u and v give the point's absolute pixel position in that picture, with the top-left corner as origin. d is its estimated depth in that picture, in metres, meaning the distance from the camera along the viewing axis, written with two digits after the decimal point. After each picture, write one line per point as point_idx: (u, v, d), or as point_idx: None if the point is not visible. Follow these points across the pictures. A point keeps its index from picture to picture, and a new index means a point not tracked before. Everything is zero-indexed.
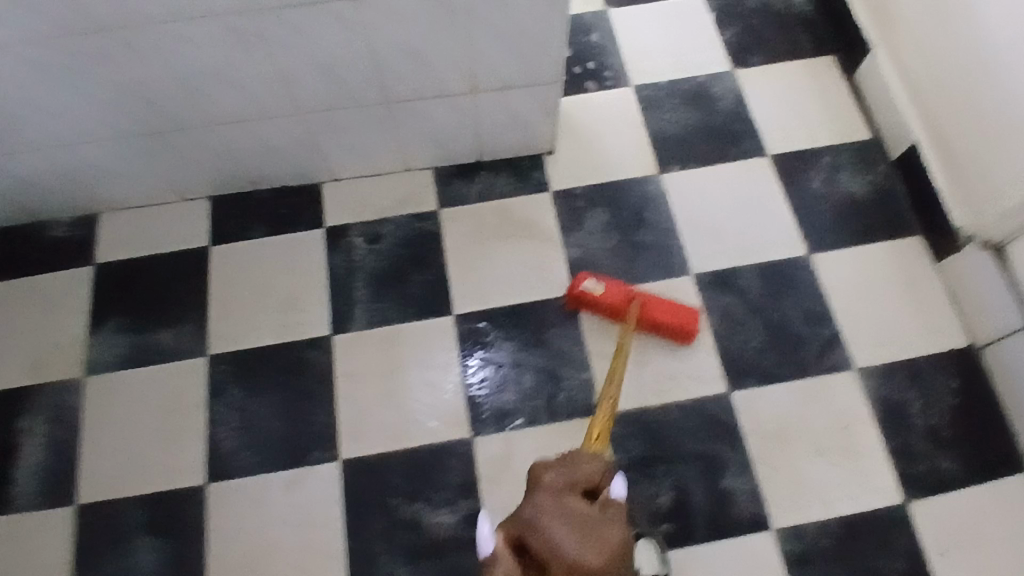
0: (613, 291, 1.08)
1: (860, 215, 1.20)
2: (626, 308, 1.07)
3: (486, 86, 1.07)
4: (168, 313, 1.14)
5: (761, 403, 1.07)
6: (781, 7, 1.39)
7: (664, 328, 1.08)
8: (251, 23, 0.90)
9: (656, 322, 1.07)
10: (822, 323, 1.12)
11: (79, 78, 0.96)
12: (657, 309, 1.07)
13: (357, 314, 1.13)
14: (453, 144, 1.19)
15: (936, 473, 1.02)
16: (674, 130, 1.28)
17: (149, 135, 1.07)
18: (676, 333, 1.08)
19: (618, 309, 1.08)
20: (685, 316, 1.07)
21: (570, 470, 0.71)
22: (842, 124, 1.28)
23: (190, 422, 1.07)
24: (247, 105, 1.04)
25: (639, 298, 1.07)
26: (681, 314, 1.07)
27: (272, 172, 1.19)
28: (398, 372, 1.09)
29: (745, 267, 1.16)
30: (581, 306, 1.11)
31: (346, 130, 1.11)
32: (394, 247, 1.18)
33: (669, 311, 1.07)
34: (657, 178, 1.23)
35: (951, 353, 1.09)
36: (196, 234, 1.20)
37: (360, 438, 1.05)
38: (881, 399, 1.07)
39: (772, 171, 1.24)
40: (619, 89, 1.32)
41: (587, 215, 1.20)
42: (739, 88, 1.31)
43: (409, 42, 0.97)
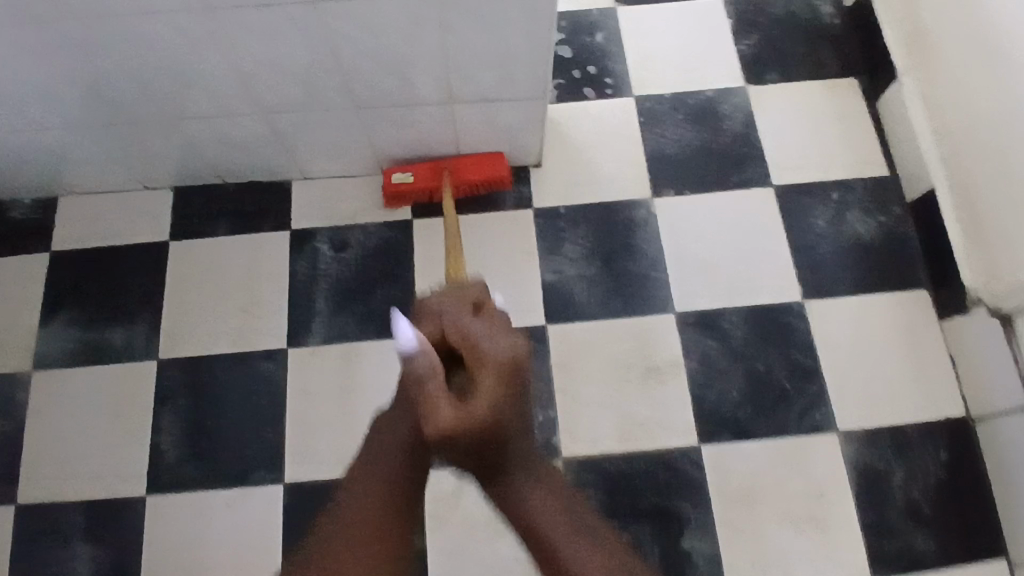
0: (423, 171, 1.10)
1: (865, 261, 1.11)
2: (441, 182, 1.09)
3: (463, 98, 0.99)
4: (121, 311, 1.09)
5: (733, 460, 1.00)
6: (807, 18, 1.28)
7: (476, 185, 1.11)
8: (199, 23, 0.83)
9: (469, 182, 1.10)
10: (809, 378, 1.04)
11: (17, 69, 0.89)
12: (464, 168, 1.10)
13: (316, 328, 1.07)
14: (431, 152, 1.11)
15: (910, 552, 0.96)
16: (674, 149, 1.18)
17: (101, 126, 1.00)
18: (491, 182, 1.12)
19: (432, 186, 1.10)
20: (491, 161, 1.10)
21: (455, 293, 0.78)
22: (858, 156, 1.17)
23: (135, 430, 1.03)
24: (204, 102, 0.97)
25: (446, 168, 1.09)
26: (488, 163, 1.10)
27: (239, 168, 1.12)
28: (353, 395, 1.04)
29: (733, 309, 1.08)
30: (399, 199, 1.12)
31: (313, 131, 1.04)
32: (362, 257, 1.11)
33: (477, 163, 1.10)
34: (649, 202, 1.15)
35: (944, 423, 1.01)
36: (157, 227, 1.13)
37: (306, 462, 1.01)
38: (861, 467, 0.99)
39: (775, 204, 1.15)
40: (619, 99, 1.22)
41: (569, 237, 1.12)
42: (749, 107, 1.21)
43: (377, 49, 0.89)
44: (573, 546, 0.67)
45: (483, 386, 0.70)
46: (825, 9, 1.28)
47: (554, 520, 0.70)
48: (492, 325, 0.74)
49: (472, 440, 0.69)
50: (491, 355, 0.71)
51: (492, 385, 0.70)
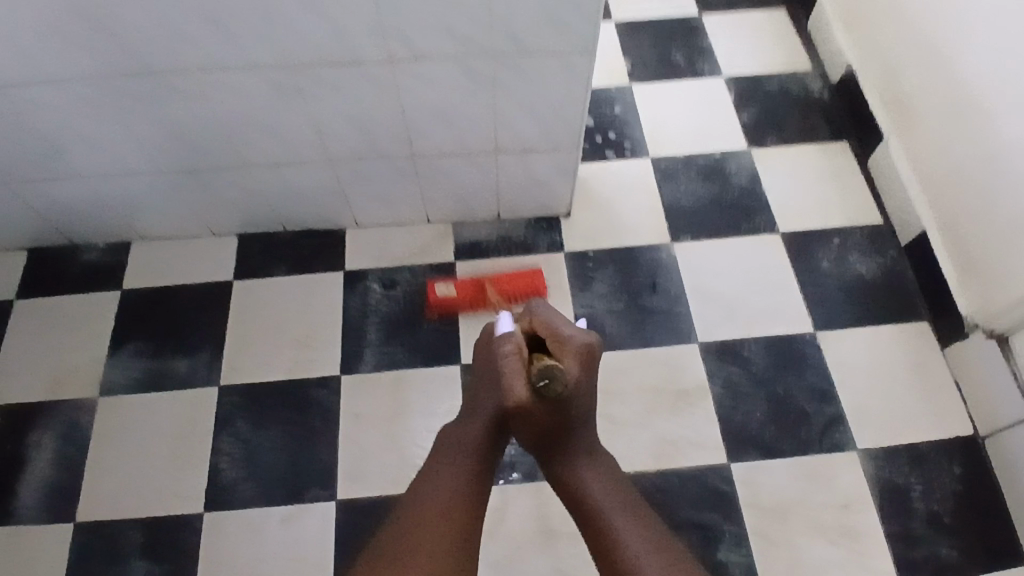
0: (464, 287, 1.19)
1: (869, 297, 1.21)
2: (481, 294, 1.19)
3: (508, 149, 1.13)
4: (185, 342, 1.18)
5: (761, 475, 1.06)
6: (799, 93, 1.45)
7: (516, 299, 1.20)
8: (292, 78, 0.97)
9: (509, 294, 1.19)
10: (827, 401, 1.12)
11: (127, 117, 1.03)
12: (504, 281, 1.20)
13: (367, 358, 1.16)
14: (474, 201, 1.24)
15: (935, 559, 1.01)
16: (689, 201, 1.32)
17: (187, 173, 1.13)
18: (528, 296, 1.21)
19: (476, 298, 1.19)
20: (528, 276, 1.21)
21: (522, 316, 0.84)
22: (854, 207, 1.31)
23: (194, 451, 1.09)
24: (282, 152, 1.10)
25: (488, 280, 1.19)
26: (525, 278, 1.21)
27: (300, 216, 1.24)
28: (402, 418, 1.11)
29: (751, 339, 1.17)
30: (444, 313, 1.19)
31: (372, 180, 1.17)
32: (409, 294, 1.21)
33: (515, 277, 1.20)
34: (669, 246, 1.27)
35: (954, 440, 1.09)
36: (221, 268, 1.24)
37: (358, 481, 1.06)
38: (882, 480, 1.06)
39: (783, 248, 1.27)
40: (638, 159, 1.37)
41: (598, 277, 1.23)
42: (754, 166, 1.36)
43: (439, 104, 1.03)
44: (630, 529, 0.73)
45: (568, 369, 0.77)
46: (816, 86, 1.46)
47: (624, 516, 0.74)
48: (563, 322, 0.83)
49: (544, 412, 0.76)
50: (562, 336, 0.79)
51: (573, 367, 0.78)
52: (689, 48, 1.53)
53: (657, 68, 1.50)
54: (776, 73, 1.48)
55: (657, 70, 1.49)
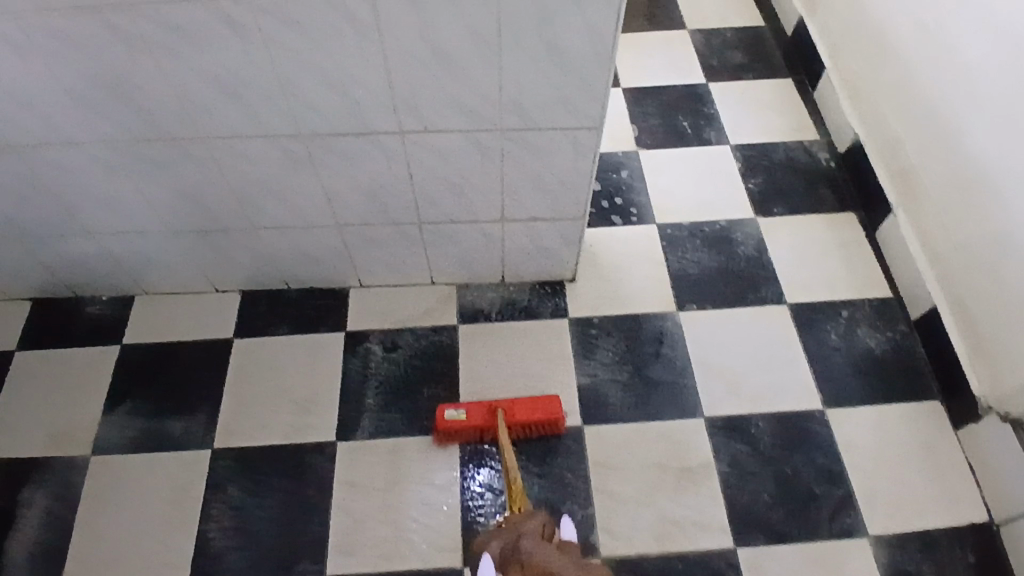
0: (475, 411, 1.09)
1: (878, 373, 1.19)
2: (492, 419, 1.08)
3: (515, 217, 1.13)
4: (182, 402, 1.16)
5: (768, 561, 1.02)
6: (806, 163, 1.46)
7: (531, 428, 1.10)
8: (302, 146, 0.98)
9: (523, 424, 1.08)
10: (836, 482, 1.09)
11: (138, 179, 1.03)
12: (518, 407, 1.09)
13: (364, 423, 1.14)
14: (479, 266, 1.23)
15: None
16: (695, 270, 1.31)
17: (194, 233, 1.13)
18: (544, 424, 1.10)
19: (485, 427, 1.09)
20: (546, 406, 1.09)
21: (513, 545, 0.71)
22: (862, 280, 1.29)
23: (184, 516, 1.06)
24: (289, 215, 1.10)
25: (499, 407, 1.08)
26: (543, 406, 1.09)
27: (304, 275, 1.24)
28: (398, 488, 1.08)
29: (758, 414, 1.15)
30: (451, 437, 1.10)
31: (377, 244, 1.16)
32: (410, 358, 1.20)
33: (531, 406, 1.09)
34: (675, 315, 1.25)
35: (968, 528, 1.04)
36: (223, 326, 1.23)
37: (349, 554, 1.03)
38: (894, 570, 1.01)
39: (790, 320, 1.25)
40: (644, 226, 1.36)
41: (602, 345, 1.22)
42: (761, 235, 1.35)
43: (446, 174, 1.04)
44: None
45: None
46: (822, 156, 1.47)
47: None
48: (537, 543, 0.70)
49: None
50: None
51: None
52: (695, 115, 1.54)
53: (664, 135, 1.51)
54: (783, 142, 1.49)
55: (664, 136, 1.50)
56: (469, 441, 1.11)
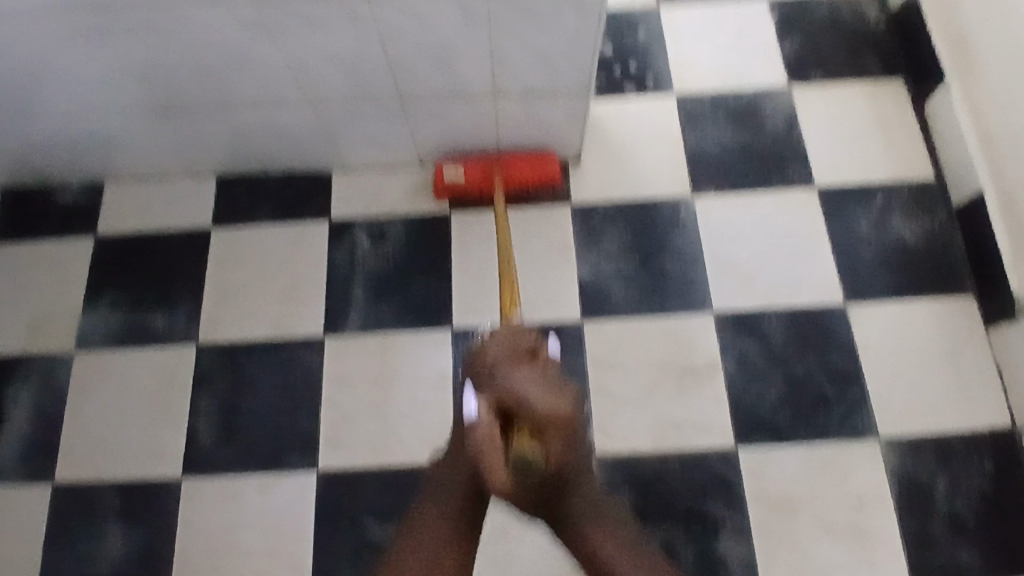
0: (471, 171, 1.10)
1: (910, 267, 1.08)
2: (489, 180, 1.10)
3: (509, 91, 0.99)
4: (163, 295, 1.10)
5: (770, 463, 0.98)
6: (852, 20, 1.26)
7: (528, 186, 1.12)
8: (256, 9, 0.84)
9: (520, 182, 1.11)
10: (851, 384, 1.02)
11: (77, 49, 0.91)
12: (516, 168, 1.10)
13: (352, 319, 1.08)
14: (472, 146, 1.11)
15: (952, 561, 0.94)
16: (715, 148, 1.17)
17: (152, 111, 1.02)
18: (541, 183, 1.12)
19: (483, 186, 1.10)
20: (542, 164, 1.11)
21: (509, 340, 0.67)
22: (904, 160, 1.15)
23: (173, 412, 1.04)
24: (254, 90, 0.98)
25: (497, 168, 1.09)
26: (538, 164, 1.11)
27: (282, 157, 1.13)
28: (387, 386, 1.04)
29: (773, 310, 1.06)
30: (451, 196, 1.12)
31: (356, 122, 1.04)
32: (399, 249, 1.11)
33: (528, 164, 1.10)
34: (689, 201, 1.14)
35: (987, 433, 0.99)
36: (199, 214, 1.15)
37: (340, 451, 1.01)
38: (903, 475, 0.98)
39: (817, 206, 1.13)
40: (660, 97, 1.21)
41: (606, 233, 1.12)
42: (792, 108, 1.20)
43: (427, 41, 0.89)
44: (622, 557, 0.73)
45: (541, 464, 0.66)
46: (871, 12, 1.26)
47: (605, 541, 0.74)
48: (538, 376, 0.62)
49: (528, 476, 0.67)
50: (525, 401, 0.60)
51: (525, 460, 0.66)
52: None
53: None
54: None
55: None
56: (467, 202, 1.13)
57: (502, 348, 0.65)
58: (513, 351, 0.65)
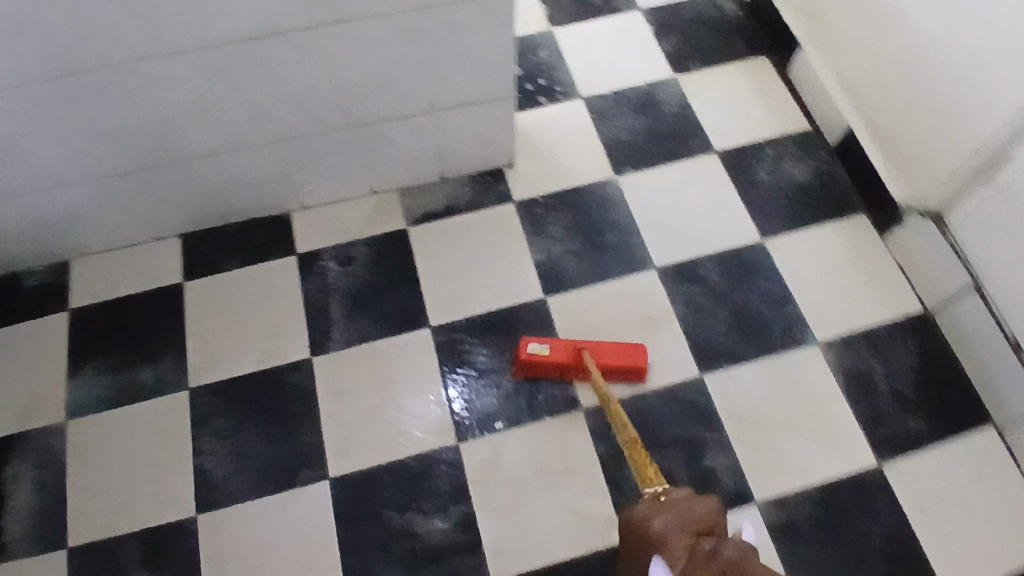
0: (560, 349, 1.08)
1: (808, 200, 1.26)
2: (578, 361, 1.07)
3: (444, 105, 1.12)
4: (148, 351, 1.15)
5: (733, 382, 1.11)
6: (715, 16, 1.48)
7: (613, 374, 1.09)
8: (216, 59, 0.94)
9: (607, 369, 1.07)
10: (783, 303, 1.17)
11: (45, 124, 0.98)
12: (603, 353, 1.07)
13: (335, 336, 1.15)
14: (417, 165, 1.23)
15: (904, 432, 1.08)
16: (626, 135, 1.34)
17: (118, 175, 1.09)
18: (627, 372, 1.09)
19: (568, 366, 1.08)
20: (629, 355, 1.08)
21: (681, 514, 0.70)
22: (782, 117, 1.35)
23: (177, 455, 1.07)
24: (215, 139, 1.07)
25: (586, 349, 1.07)
26: (626, 355, 1.08)
27: (242, 205, 1.21)
28: (381, 388, 1.11)
29: (705, 256, 1.21)
30: (530, 370, 1.10)
31: (311, 158, 1.15)
32: (367, 267, 1.21)
33: (616, 354, 1.08)
34: (615, 182, 1.29)
35: (905, 320, 1.15)
36: (170, 272, 1.21)
37: (348, 456, 1.06)
38: (846, 368, 1.12)
39: (721, 166, 1.30)
40: (570, 102, 1.38)
41: (549, 220, 1.25)
42: (683, 93, 1.39)
43: (369, 68, 1.02)
44: None
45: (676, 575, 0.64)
46: (728, 7, 1.49)
47: None
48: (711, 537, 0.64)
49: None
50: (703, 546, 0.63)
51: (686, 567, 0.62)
52: None
53: (576, 11, 1.50)
54: None
55: (575, 12, 1.50)
56: (550, 377, 1.11)
57: (676, 520, 0.70)
58: (693, 525, 0.69)
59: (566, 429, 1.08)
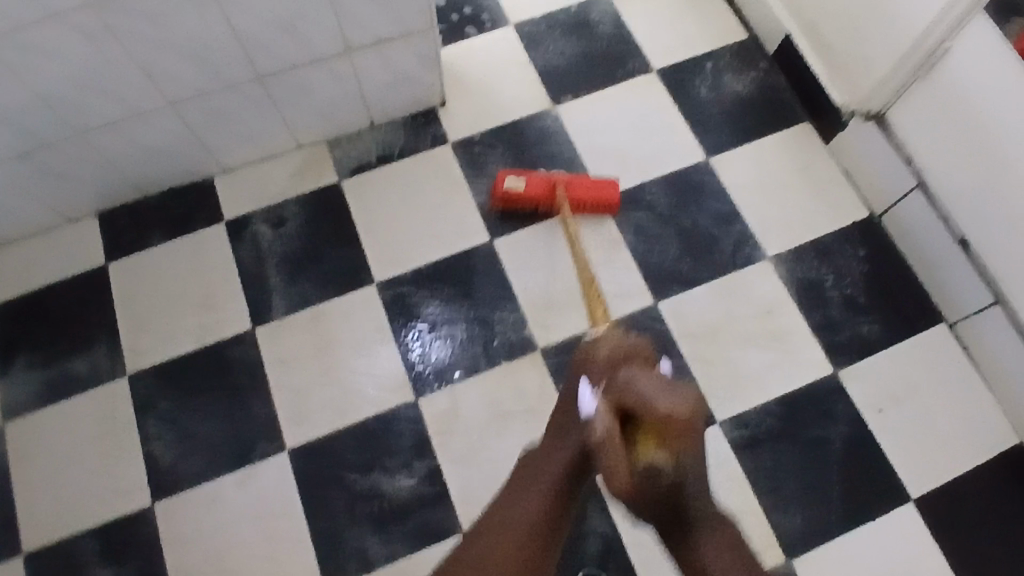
0: (534, 183, 1.09)
1: (751, 113, 1.23)
2: (553, 194, 1.09)
3: (360, 44, 1.04)
4: (77, 341, 1.08)
5: (688, 307, 1.10)
6: None
7: (587, 205, 1.12)
8: (96, 17, 0.85)
9: (580, 199, 1.11)
10: (732, 222, 1.15)
11: None
12: (578, 184, 1.10)
13: (275, 304, 1.10)
14: (341, 114, 1.15)
15: (858, 337, 1.08)
16: (560, 61, 1.27)
17: (13, 157, 1.00)
18: (599, 205, 1.13)
19: (543, 198, 1.10)
20: (604, 187, 1.11)
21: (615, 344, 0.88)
22: (719, 27, 1.29)
23: (124, 445, 1.03)
24: (114, 105, 0.98)
25: (562, 183, 1.09)
26: (601, 187, 1.11)
27: (158, 175, 1.13)
28: (329, 352, 1.07)
29: (651, 181, 1.18)
30: (506, 204, 1.12)
31: (223, 114, 1.06)
32: (301, 228, 1.15)
33: (590, 186, 1.11)
34: (553, 111, 1.23)
35: (854, 226, 1.15)
36: (90, 254, 1.13)
37: (304, 425, 1.03)
38: (799, 281, 1.11)
39: (661, 85, 1.25)
40: (499, 30, 1.29)
41: (488, 158, 1.20)
42: (616, 11, 1.31)
43: (271, 11, 0.93)
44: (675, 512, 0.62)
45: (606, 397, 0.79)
46: None
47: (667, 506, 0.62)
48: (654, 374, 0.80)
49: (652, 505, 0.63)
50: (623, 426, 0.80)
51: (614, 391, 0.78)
52: None
53: None
54: None
55: None
56: (524, 207, 1.13)
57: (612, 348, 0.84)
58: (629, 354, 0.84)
59: (525, 372, 1.06)
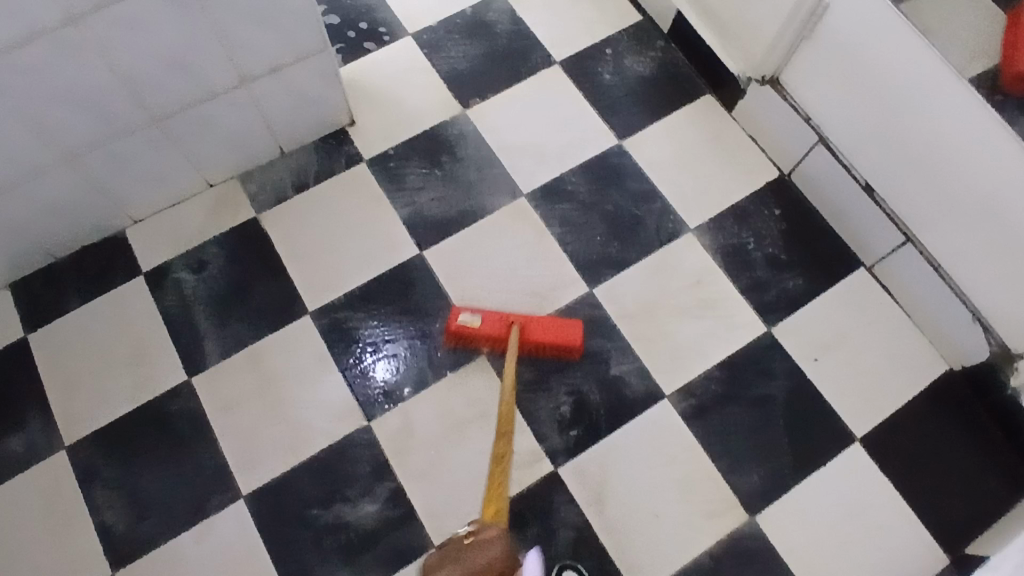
0: (491, 321, 1.00)
1: (655, 91, 1.26)
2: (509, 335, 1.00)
3: (254, 74, 1.01)
4: (4, 421, 1.03)
5: (621, 288, 1.12)
6: None
7: (546, 349, 1.02)
8: None
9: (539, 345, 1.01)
10: (653, 199, 1.18)
11: None
12: (535, 326, 1.01)
13: (209, 350, 1.07)
14: (247, 146, 1.13)
15: (785, 293, 1.13)
16: (463, 65, 1.27)
17: None
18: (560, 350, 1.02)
19: (497, 338, 1.01)
20: (565, 330, 1.01)
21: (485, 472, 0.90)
22: (614, 11, 1.32)
23: (71, 520, 0.99)
24: (1, 172, 0.93)
25: (518, 321, 1.00)
26: (562, 330, 1.01)
27: (64, 236, 1.08)
28: (272, 389, 1.05)
29: (569, 171, 1.19)
30: (460, 339, 1.04)
31: (123, 164, 1.02)
32: (224, 268, 1.12)
33: (553, 331, 1.01)
34: (463, 115, 1.23)
35: (766, 187, 1.19)
36: (4, 328, 1.08)
37: (257, 467, 1.01)
38: (723, 247, 1.15)
39: (565, 76, 1.27)
40: (398, 41, 1.28)
41: (405, 170, 1.19)
42: (511, 8, 1.32)
43: (154, 53, 0.89)
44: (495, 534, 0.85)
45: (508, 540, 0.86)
46: None
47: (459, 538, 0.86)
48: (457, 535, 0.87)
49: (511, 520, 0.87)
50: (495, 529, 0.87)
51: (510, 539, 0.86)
52: None
53: None
54: None
55: None
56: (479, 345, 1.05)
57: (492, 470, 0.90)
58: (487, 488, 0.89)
59: (472, 378, 1.06)
